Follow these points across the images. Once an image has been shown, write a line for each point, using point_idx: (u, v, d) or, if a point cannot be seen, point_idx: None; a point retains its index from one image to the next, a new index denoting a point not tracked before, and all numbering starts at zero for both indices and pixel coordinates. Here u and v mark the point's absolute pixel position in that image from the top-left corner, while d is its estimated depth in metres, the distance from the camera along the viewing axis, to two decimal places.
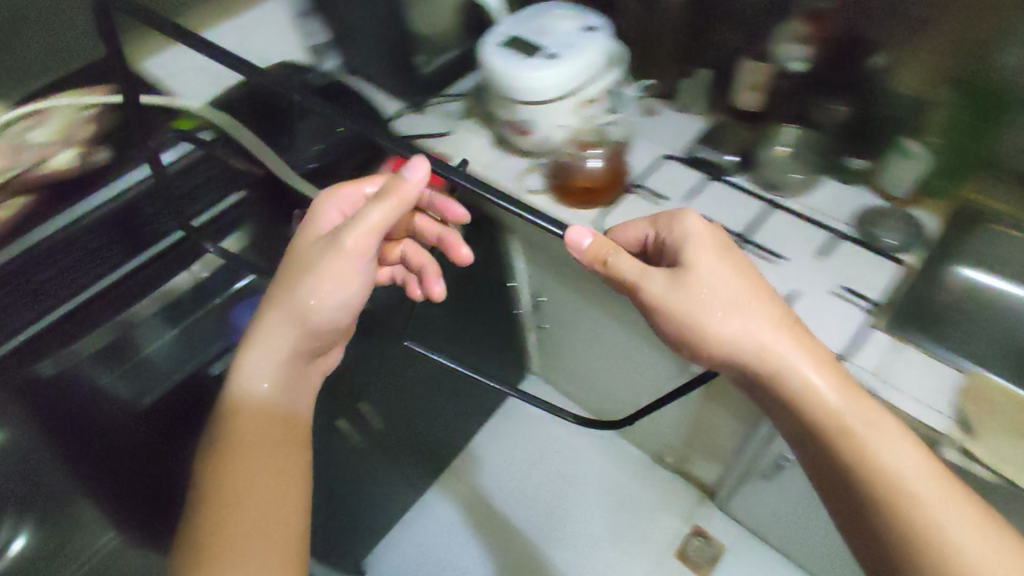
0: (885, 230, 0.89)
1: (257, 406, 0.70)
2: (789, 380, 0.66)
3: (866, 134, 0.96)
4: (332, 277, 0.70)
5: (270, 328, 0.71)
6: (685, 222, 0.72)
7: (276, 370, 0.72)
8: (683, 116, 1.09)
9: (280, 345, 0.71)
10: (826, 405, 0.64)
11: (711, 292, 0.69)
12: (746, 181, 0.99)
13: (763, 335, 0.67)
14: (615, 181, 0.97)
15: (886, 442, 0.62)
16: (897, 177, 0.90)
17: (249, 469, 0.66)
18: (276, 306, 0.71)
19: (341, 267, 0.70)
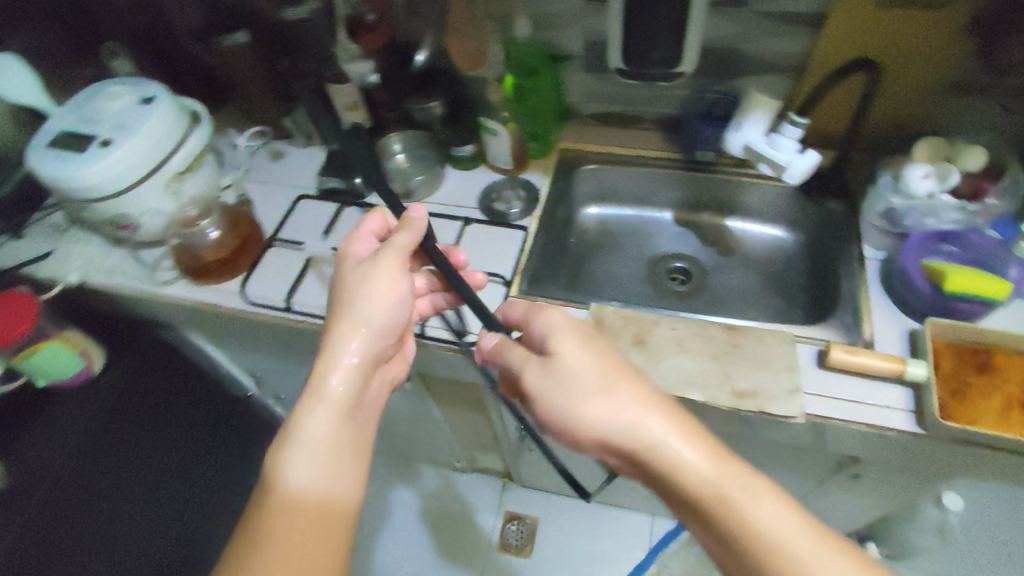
0: (500, 201, 0.97)
1: (308, 496, 0.60)
2: (649, 458, 0.56)
3: (464, 119, 1.03)
4: (377, 300, 0.68)
5: (326, 377, 0.65)
6: (546, 315, 0.64)
7: (323, 435, 0.63)
8: (309, 149, 1.10)
9: (343, 394, 0.65)
10: (700, 480, 0.54)
11: (576, 374, 0.60)
12: (379, 197, 1.01)
13: (633, 416, 0.57)
14: (244, 244, 0.94)
15: (763, 509, 0.52)
16: (494, 151, 0.98)
17: (279, 550, 0.57)
18: (338, 339, 0.66)
19: (380, 295, 0.68)
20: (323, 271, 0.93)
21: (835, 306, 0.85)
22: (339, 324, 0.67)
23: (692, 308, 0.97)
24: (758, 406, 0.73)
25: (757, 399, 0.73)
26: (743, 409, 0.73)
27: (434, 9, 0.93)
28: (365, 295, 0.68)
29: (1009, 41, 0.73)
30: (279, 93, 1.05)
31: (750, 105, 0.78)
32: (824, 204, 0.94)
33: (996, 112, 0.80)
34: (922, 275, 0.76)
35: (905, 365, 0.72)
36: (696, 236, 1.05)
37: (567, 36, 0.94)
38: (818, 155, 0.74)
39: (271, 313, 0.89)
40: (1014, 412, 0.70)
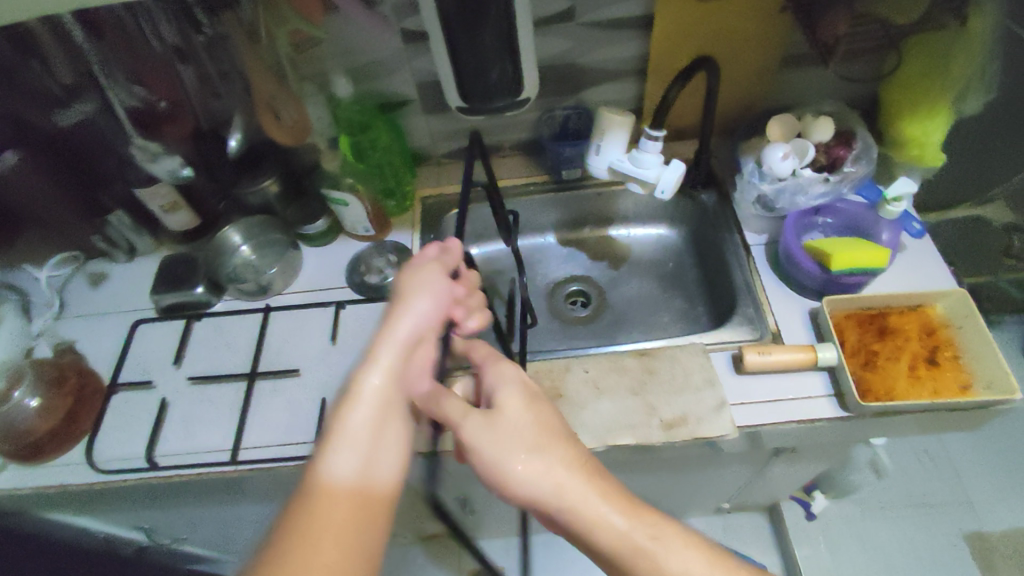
0: (372, 273, 0.88)
1: (344, 482, 0.49)
2: (567, 512, 0.52)
3: (303, 191, 0.94)
4: (429, 291, 0.58)
5: (375, 358, 0.55)
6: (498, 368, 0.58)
7: (367, 422, 0.52)
8: (135, 264, 0.95)
9: (389, 381, 0.54)
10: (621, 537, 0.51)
11: (515, 430, 0.54)
12: (233, 302, 0.89)
13: (559, 478, 0.52)
14: (79, 406, 0.79)
15: (673, 558, 0.51)
16: (353, 220, 0.88)
17: (319, 541, 0.45)
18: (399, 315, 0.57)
19: (441, 288, 0.59)
20: (185, 409, 0.79)
21: (734, 300, 0.83)
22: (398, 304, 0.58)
23: (600, 332, 0.92)
24: (690, 434, 0.69)
25: (688, 425, 0.70)
26: (677, 439, 0.70)
27: (237, 81, 0.80)
28: (421, 285, 0.59)
29: (826, 17, 0.73)
30: (73, 209, 0.88)
31: (603, 124, 0.74)
32: (696, 196, 0.93)
33: (824, 77, 0.84)
34: (806, 255, 0.76)
35: (815, 352, 0.71)
36: (583, 254, 1.01)
37: (395, 82, 0.87)
38: (682, 161, 0.72)
39: (131, 477, 0.74)
40: (921, 369, 0.71)
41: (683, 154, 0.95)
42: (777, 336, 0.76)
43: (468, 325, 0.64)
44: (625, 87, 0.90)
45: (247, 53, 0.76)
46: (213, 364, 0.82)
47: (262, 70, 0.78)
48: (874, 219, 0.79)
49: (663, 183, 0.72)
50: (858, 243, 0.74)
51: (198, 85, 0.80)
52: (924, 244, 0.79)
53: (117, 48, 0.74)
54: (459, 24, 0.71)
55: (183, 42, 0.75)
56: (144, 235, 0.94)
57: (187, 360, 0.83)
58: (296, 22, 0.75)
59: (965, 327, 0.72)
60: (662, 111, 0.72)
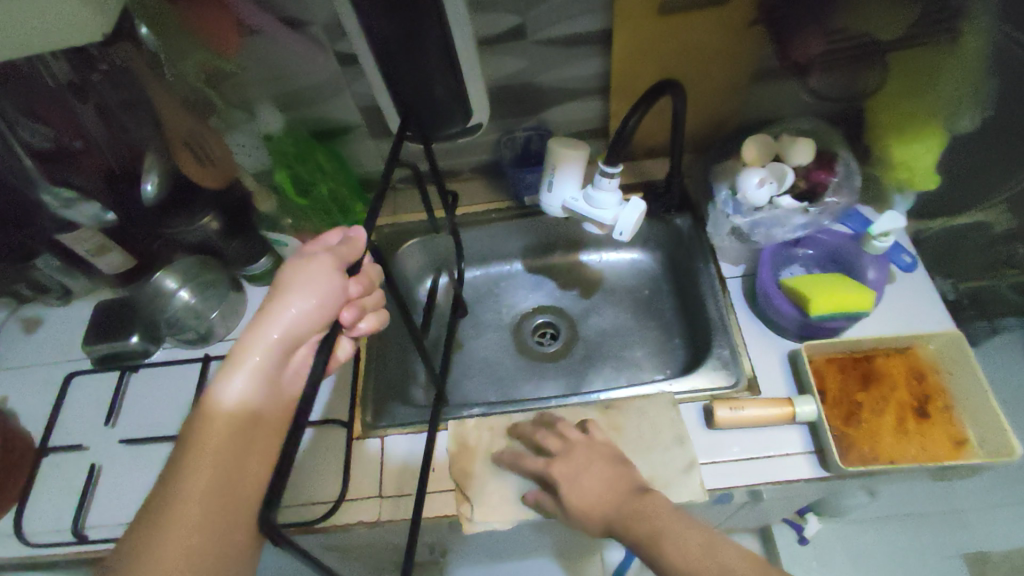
0: None
1: (212, 455, 0.46)
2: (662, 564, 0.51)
3: (246, 224, 0.83)
4: (312, 290, 0.51)
5: (243, 359, 0.49)
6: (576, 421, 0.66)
7: (235, 419, 0.48)
8: (73, 309, 0.89)
9: (257, 382, 0.50)
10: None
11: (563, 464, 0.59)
12: (174, 349, 0.83)
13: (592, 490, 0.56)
14: (6, 472, 0.71)
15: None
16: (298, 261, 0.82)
17: (183, 502, 0.44)
18: (279, 304, 0.51)
19: (326, 287, 0.51)
20: (116, 476, 0.73)
21: (708, 339, 0.76)
22: (277, 294, 0.51)
23: (573, 370, 0.84)
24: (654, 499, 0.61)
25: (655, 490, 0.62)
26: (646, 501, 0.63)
27: (146, 118, 0.73)
28: (303, 280, 0.51)
29: (801, 37, 0.68)
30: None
31: (555, 157, 0.67)
32: (668, 224, 0.85)
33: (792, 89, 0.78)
34: (782, 295, 0.70)
35: (792, 406, 0.64)
36: (551, 281, 0.94)
37: (333, 107, 0.81)
38: (642, 200, 0.66)
39: (59, 551, 0.68)
40: (910, 421, 0.64)
41: (654, 175, 0.88)
42: (754, 383, 0.69)
43: (360, 328, 0.62)
44: (588, 105, 0.83)
45: (156, 92, 0.71)
46: (147, 425, 0.76)
47: (180, 113, 0.73)
48: (858, 251, 0.72)
49: (621, 226, 0.66)
50: (839, 284, 0.68)
51: (102, 125, 0.73)
52: (915, 278, 0.72)
53: (7, 80, 0.66)
54: (392, 53, 0.63)
55: (78, 78, 0.68)
56: (77, 275, 0.87)
57: (124, 417, 0.77)
58: (203, 56, 0.71)
59: (958, 372, 0.65)
60: (620, 141, 0.64)
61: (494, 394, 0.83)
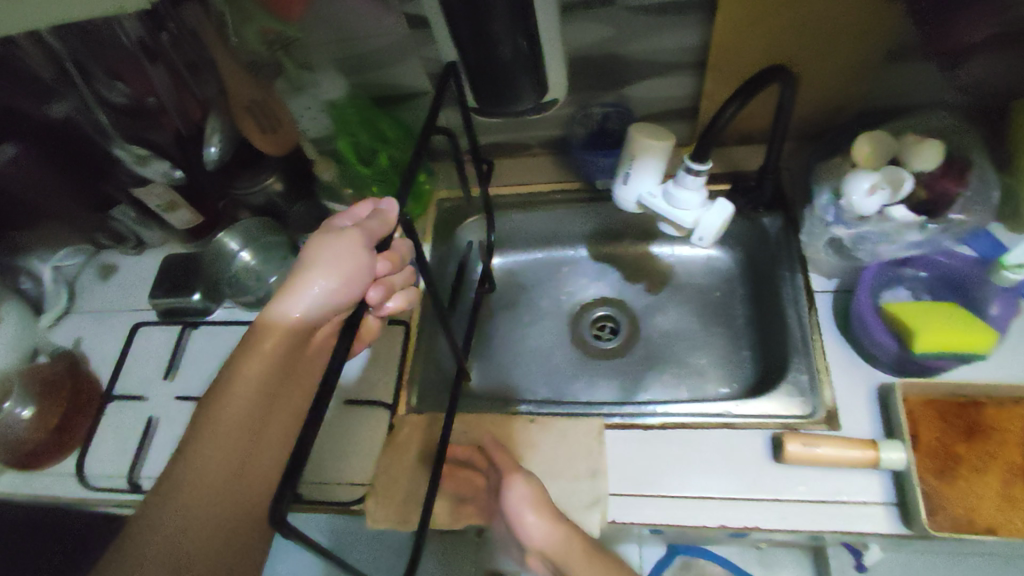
0: None
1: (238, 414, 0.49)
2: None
3: (310, 190, 0.84)
4: (337, 268, 0.50)
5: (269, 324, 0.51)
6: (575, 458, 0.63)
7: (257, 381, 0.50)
8: (143, 257, 0.91)
9: (282, 346, 0.51)
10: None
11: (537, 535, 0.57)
12: (231, 309, 0.84)
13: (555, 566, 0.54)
14: (74, 412, 0.76)
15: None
16: None
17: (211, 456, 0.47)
18: (311, 278, 0.51)
19: (347, 266, 0.50)
20: (172, 431, 0.75)
21: (785, 357, 0.68)
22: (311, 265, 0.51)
23: (626, 370, 0.79)
24: None
25: None
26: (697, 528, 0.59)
27: (211, 80, 0.72)
28: (327, 256, 0.50)
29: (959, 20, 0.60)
30: (77, 206, 0.85)
31: (633, 148, 0.60)
32: (753, 223, 0.77)
33: (931, 73, 0.66)
34: (882, 325, 0.61)
35: (876, 451, 0.57)
36: (615, 272, 0.87)
37: (402, 72, 0.77)
38: (730, 202, 0.59)
39: (116, 496, 0.71)
40: (1018, 486, 0.56)
41: (743, 166, 0.79)
42: (833, 417, 0.62)
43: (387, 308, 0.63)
44: (679, 83, 0.74)
45: (219, 55, 0.69)
46: (200, 383, 0.78)
47: (244, 78, 0.71)
48: (983, 281, 0.63)
49: (702, 227, 0.59)
50: (950, 319, 0.58)
51: (173, 86, 0.72)
52: None
53: (85, 38, 0.67)
54: (465, 19, 0.57)
55: (150, 39, 0.68)
56: (152, 228, 0.87)
57: (181, 372, 0.79)
58: (266, 21, 0.67)
59: None
60: (710, 134, 0.57)
61: (543, 389, 0.79)
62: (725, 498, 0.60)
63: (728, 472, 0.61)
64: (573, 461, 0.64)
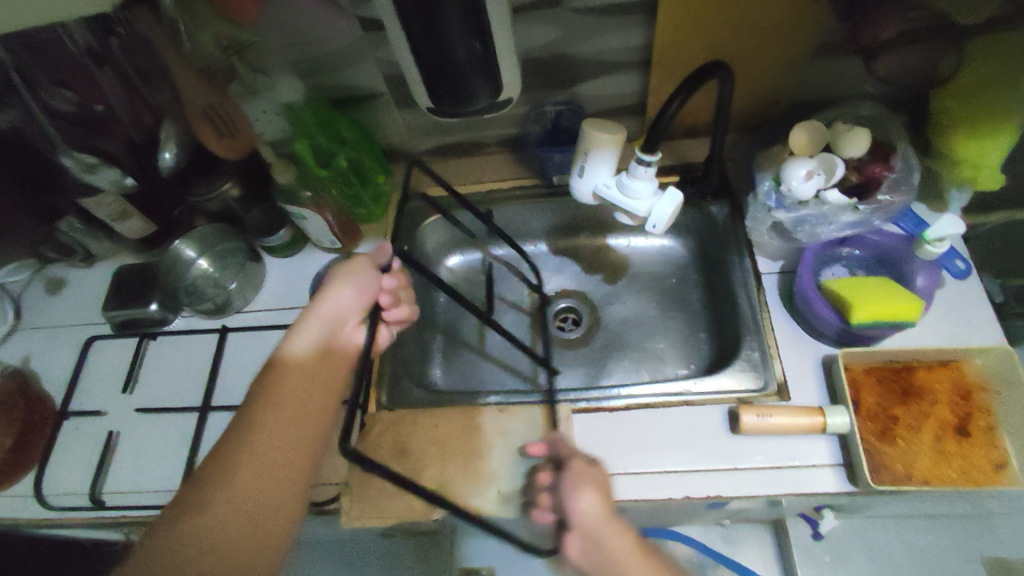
0: None
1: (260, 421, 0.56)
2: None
3: (267, 194, 0.83)
4: (347, 280, 0.62)
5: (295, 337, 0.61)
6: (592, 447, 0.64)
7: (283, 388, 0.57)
8: (93, 269, 0.88)
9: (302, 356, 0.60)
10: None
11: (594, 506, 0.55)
12: (191, 318, 0.82)
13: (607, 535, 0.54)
14: (27, 433, 0.72)
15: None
16: (319, 234, 0.80)
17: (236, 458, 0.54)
18: (326, 302, 0.61)
19: (359, 280, 0.63)
20: (136, 444, 0.74)
21: (737, 336, 0.73)
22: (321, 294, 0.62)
23: (590, 357, 0.81)
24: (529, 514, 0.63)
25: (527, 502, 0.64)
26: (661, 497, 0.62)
27: (164, 87, 0.72)
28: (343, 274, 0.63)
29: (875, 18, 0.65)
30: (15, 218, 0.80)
31: (588, 142, 0.62)
32: (700, 212, 0.81)
33: (855, 68, 0.72)
34: (823, 299, 0.65)
35: (824, 417, 0.61)
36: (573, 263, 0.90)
37: (356, 74, 0.77)
38: (679, 191, 0.62)
39: (81, 514, 0.70)
40: (949, 440, 0.61)
41: (690, 157, 0.83)
42: (784, 388, 0.66)
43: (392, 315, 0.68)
44: (626, 80, 0.77)
45: (174, 62, 0.68)
46: (162, 394, 0.77)
47: (197, 83, 0.70)
48: (910, 255, 0.68)
49: (656, 215, 0.62)
50: (883, 291, 0.63)
51: (125, 93, 0.72)
52: (969, 285, 0.68)
53: (31, 44, 0.66)
54: (420, 22, 0.58)
55: (97, 44, 0.68)
56: (98, 238, 0.85)
57: (142, 384, 0.78)
58: (218, 25, 0.66)
59: (1005, 391, 0.62)
60: (659, 128, 0.59)
61: (511, 380, 0.81)
62: (688, 471, 0.63)
63: (690, 446, 0.65)
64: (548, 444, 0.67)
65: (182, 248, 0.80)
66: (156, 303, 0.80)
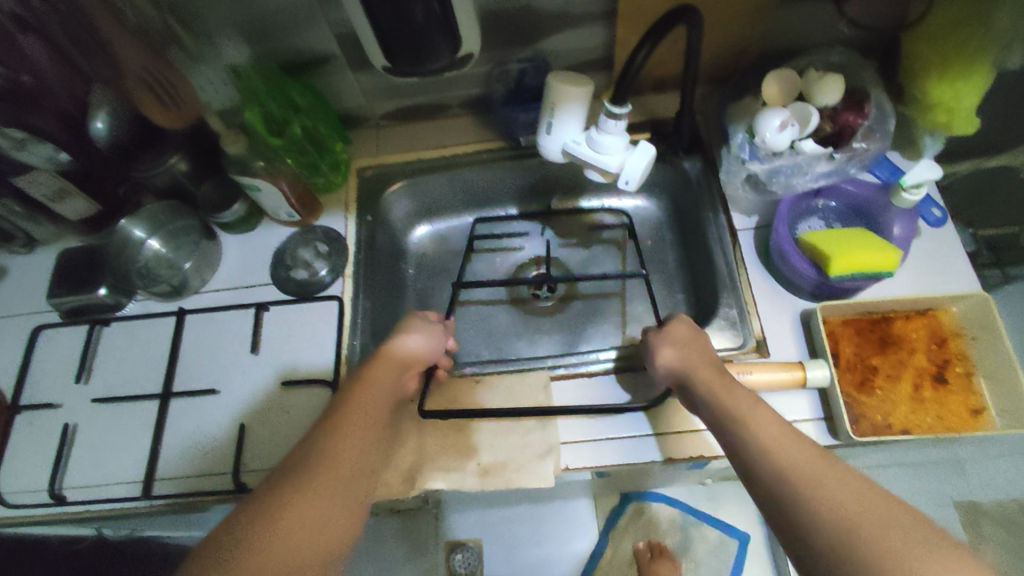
0: (298, 268, 0.77)
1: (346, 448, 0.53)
2: (782, 477, 0.44)
3: (219, 166, 0.79)
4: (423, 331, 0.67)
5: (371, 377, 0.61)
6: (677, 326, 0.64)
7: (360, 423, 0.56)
8: (36, 256, 0.83)
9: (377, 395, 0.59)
10: (846, 513, 0.40)
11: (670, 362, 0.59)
12: (146, 302, 0.78)
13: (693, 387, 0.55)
14: None
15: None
16: (276, 206, 0.75)
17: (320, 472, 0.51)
18: (411, 338, 0.65)
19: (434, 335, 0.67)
20: (94, 436, 0.70)
21: (714, 294, 0.71)
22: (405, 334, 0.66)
23: (568, 323, 0.80)
24: (508, 483, 0.62)
25: (507, 473, 0.62)
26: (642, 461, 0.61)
27: (99, 54, 0.67)
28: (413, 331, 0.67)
29: None
30: None
31: (555, 96, 0.59)
32: (673, 170, 0.79)
33: (825, 13, 0.69)
34: (799, 252, 0.64)
35: (804, 371, 0.60)
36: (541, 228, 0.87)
37: (307, 37, 0.72)
38: (652, 145, 0.60)
39: (43, 509, 0.67)
40: (927, 388, 0.61)
41: (662, 113, 0.80)
42: (762, 344, 0.65)
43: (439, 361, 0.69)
44: (591, 32, 0.74)
45: (105, 24, 0.66)
46: (118, 382, 0.73)
47: (135, 47, 0.68)
48: (886, 204, 0.67)
49: (628, 170, 0.60)
50: (859, 241, 0.62)
51: (54, 59, 0.66)
52: (946, 233, 0.67)
53: None
54: None
55: (23, 8, 0.63)
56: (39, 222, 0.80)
57: (98, 373, 0.74)
58: None
59: (981, 336, 0.61)
60: (627, 79, 0.56)
61: (487, 350, 0.79)
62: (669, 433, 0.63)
63: (670, 408, 0.63)
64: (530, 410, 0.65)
65: (128, 228, 0.75)
66: (105, 288, 0.75)
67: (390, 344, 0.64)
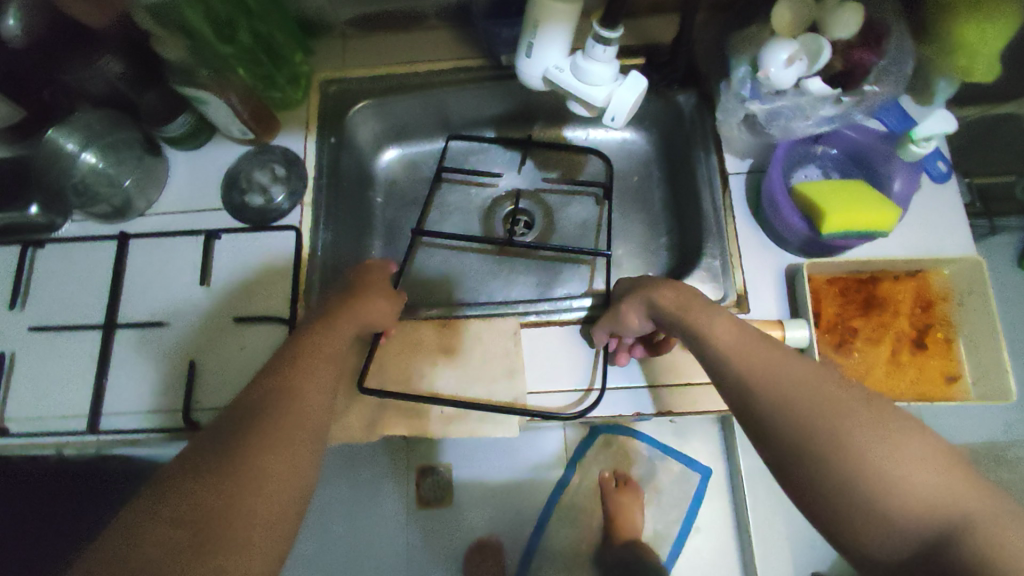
0: (253, 193, 0.70)
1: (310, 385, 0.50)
2: (742, 370, 0.43)
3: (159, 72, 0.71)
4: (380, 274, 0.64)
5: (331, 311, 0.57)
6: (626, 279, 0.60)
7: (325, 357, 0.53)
8: None
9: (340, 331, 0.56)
10: (814, 411, 0.39)
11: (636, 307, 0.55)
12: (84, 222, 0.71)
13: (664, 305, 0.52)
14: None
15: (904, 457, 0.37)
16: (225, 121, 0.68)
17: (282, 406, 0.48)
18: (382, 298, 0.61)
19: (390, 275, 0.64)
20: (33, 366, 0.66)
21: (698, 241, 0.67)
22: (375, 288, 0.62)
23: (544, 264, 0.75)
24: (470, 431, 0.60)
25: (470, 421, 0.60)
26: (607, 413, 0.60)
27: None
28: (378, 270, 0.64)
29: None
30: None
31: (538, 11, 0.51)
32: (665, 103, 0.72)
33: None
34: (792, 203, 0.60)
35: (783, 331, 0.57)
36: (516, 155, 0.80)
37: None
38: (642, 76, 0.53)
39: None
40: (905, 353, 0.59)
41: (658, 38, 0.72)
42: (743, 300, 0.62)
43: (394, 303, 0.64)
44: None
45: None
46: (58, 310, 0.68)
47: None
48: (888, 158, 0.62)
49: (614, 106, 0.53)
50: (856, 194, 0.58)
51: None
52: (947, 190, 0.63)
53: None
54: None
55: None
56: None
57: (35, 300, 0.68)
58: None
59: (967, 302, 0.59)
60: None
61: (456, 287, 0.75)
62: (636, 387, 0.62)
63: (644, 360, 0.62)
64: (497, 364, 0.63)
65: (56, 139, 0.67)
66: (36, 203, 0.69)
67: (359, 295, 0.60)
